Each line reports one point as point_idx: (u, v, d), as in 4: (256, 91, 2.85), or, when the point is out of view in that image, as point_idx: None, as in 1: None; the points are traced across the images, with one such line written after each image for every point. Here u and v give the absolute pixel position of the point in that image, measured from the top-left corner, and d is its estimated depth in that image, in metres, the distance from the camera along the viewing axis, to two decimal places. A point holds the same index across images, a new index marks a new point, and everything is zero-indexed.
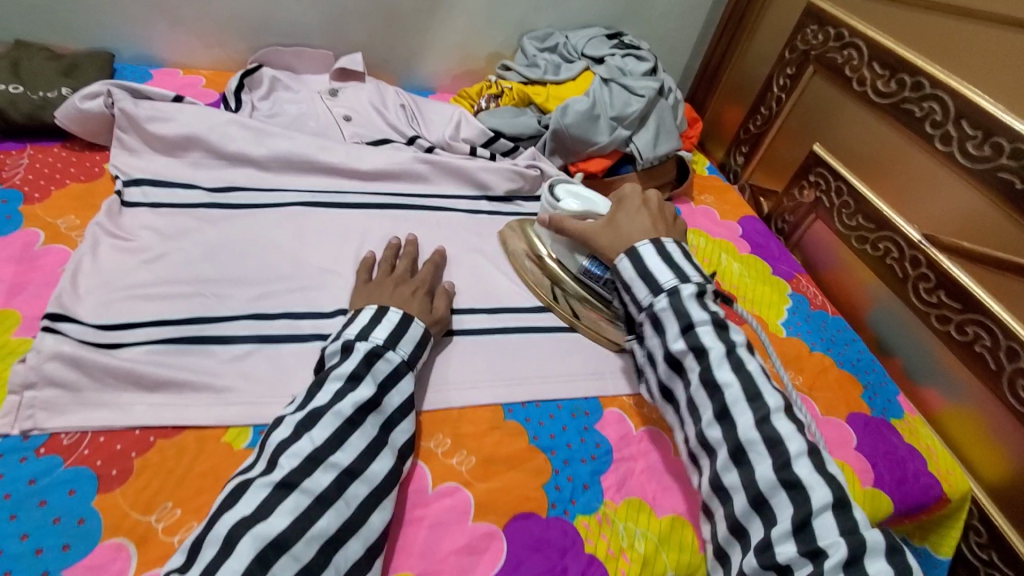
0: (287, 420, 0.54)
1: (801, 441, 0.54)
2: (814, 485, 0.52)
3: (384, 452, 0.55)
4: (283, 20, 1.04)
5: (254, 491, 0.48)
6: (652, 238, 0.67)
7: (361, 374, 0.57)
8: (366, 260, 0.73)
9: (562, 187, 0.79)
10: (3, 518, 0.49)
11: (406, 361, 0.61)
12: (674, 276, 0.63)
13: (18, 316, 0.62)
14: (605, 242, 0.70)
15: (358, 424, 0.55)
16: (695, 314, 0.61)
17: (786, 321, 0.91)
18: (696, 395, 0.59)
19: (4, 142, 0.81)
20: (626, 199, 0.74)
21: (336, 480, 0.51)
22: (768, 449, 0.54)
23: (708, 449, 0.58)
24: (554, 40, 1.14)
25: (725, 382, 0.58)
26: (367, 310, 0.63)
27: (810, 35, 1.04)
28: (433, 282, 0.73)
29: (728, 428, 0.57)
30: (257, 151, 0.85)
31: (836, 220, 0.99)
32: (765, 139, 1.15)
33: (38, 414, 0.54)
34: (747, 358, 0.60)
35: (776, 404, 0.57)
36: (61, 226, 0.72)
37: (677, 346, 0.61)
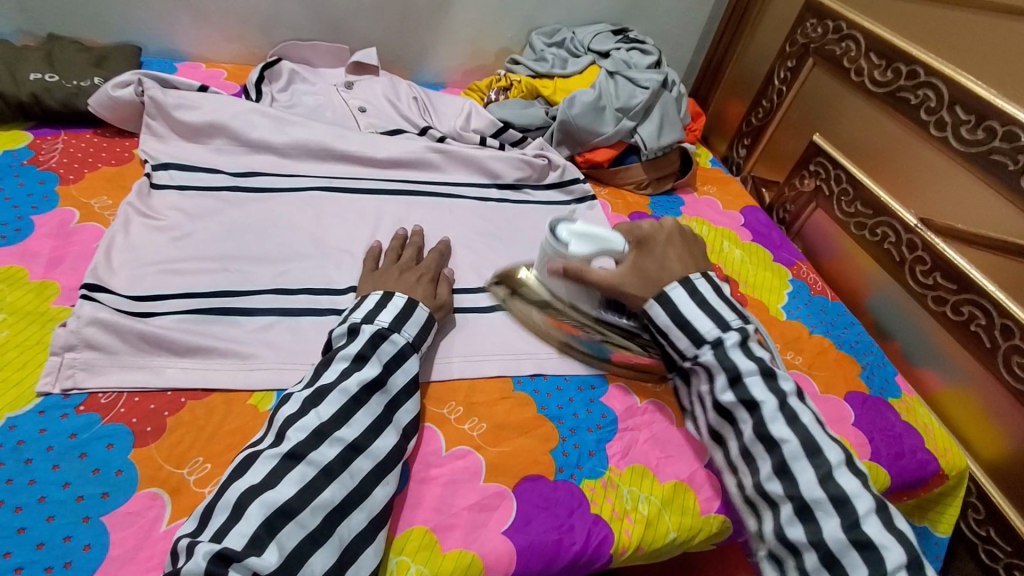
0: (294, 397, 0.56)
1: (869, 499, 0.54)
2: (887, 545, 0.52)
3: (388, 429, 0.57)
4: (301, 16, 1.08)
5: (261, 463, 0.50)
6: (682, 280, 0.66)
7: (366, 355, 0.59)
8: (372, 248, 0.75)
9: (565, 229, 0.72)
10: (47, 468, 0.52)
11: (411, 342, 0.63)
12: (716, 326, 0.62)
13: (57, 286, 0.66)
14: (634, 289, 0.67)
15: (363, 403, 0.57)
16: (742, 364, 0.61)
17: (786, 305, 0.94)
18: (751, 446, 0.60)
19: (39, 128, 0.85)
20: (649, 236, 0.70)
21: (341, 454, 0.53)
22: (835, 508, 0.55)
23: (770, 501, 0.59)
24: (561, 35, 1.17)
25: (781, 437, 0.58)
26: (372, 296, 0.65)
27: (809, 28, 1.07)
28: (437, 268, 0.76)
29: (789, 483, 0.57)
30: (278, 139, 0.89)
31: (835, 207, 1.01)
32: (767, 131, 1.18)
33: (78, 373, 0.58)
34: (800, 408, 0.59)
35: (839, 459, 0.56)
36: (94, 206, 0.76)
37: (726, 397, 0.61)
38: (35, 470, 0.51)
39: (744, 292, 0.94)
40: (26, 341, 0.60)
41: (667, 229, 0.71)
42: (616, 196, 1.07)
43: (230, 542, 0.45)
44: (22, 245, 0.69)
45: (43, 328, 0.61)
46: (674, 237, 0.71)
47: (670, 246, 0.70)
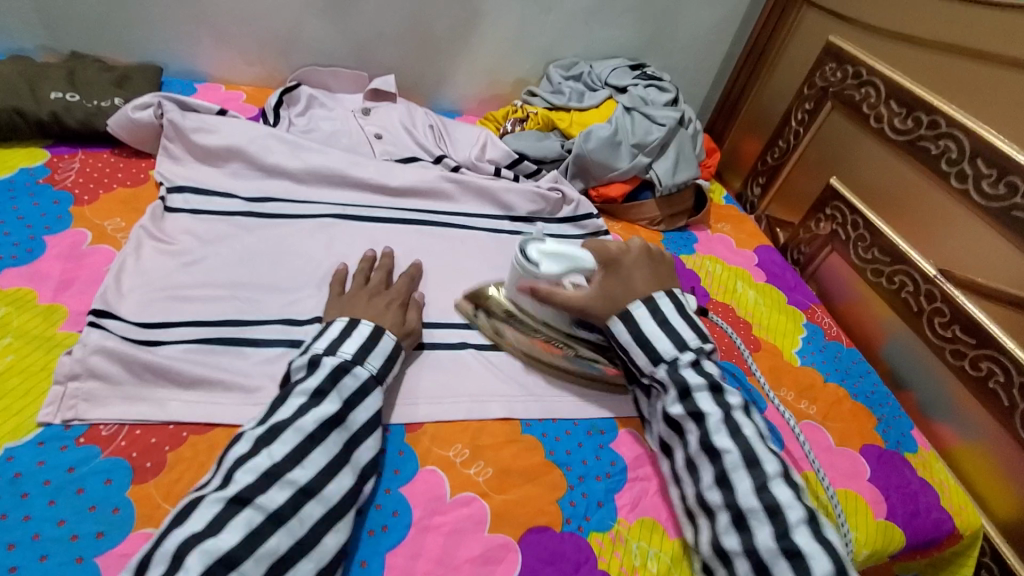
0: (246, 435, 0.54)
1: (801, 509, 0.55)
2: (814, 554, 0.52)
3: (345, 470, 0.55)
4: (322, 42, 1.09)
5: (204, 508, 0.48)
6: (647, 299, 0.67)
7: (325, 391, 0.57)
8: (340, 271, 0.74)
9: (535, 248, 0.72)
10: (42, 504, 0.50)
11: (375, 375, 0.62)
12: (673, 345, 0.65)
13: (64, 310, 0.65)
14: (603, 311, 0.68)
15: (320, 441, 0.55)
16: (692, 379, 0.63)
17: (801, 350, 0.93)
18: (696, 457, 0.61)
19: (58, 146, 0.85)
20: (617, 258, 0.70)
21: (292, 498, 0.51)
22: (768, 517, 0.55)
23: (708, 511, 0.59)
24: (579, 69, 1.18)
25: (723, 448, 0.59)
26: (338, 323, 0.64)
27: (828, 72, 1.07)
28: (407, 293, 0.75)
29: (726, 493, 0.58)
30: (293, 164, 0.89)
31: (852, 252, 1.00)
32: (782, 172, 1.17)
33: (80, 404, 0.57)
34: (744, 421, 0.61)
35: (775, 471, 0.57)
36: (108, 227, 0.76)
37: (675, 409, 0.63)
38: (30, 506, 0.50)
39: (758, 335, 0.93)
40: (30, 367, 0.59)
41: (634, 250, 0.71)
42: (630, 231, 1.06)
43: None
44: (33, 266, 0.68)
45: (48, 354, 0.61)
46: (641, 257, 0.71)
47: (637, 268, 0.70)
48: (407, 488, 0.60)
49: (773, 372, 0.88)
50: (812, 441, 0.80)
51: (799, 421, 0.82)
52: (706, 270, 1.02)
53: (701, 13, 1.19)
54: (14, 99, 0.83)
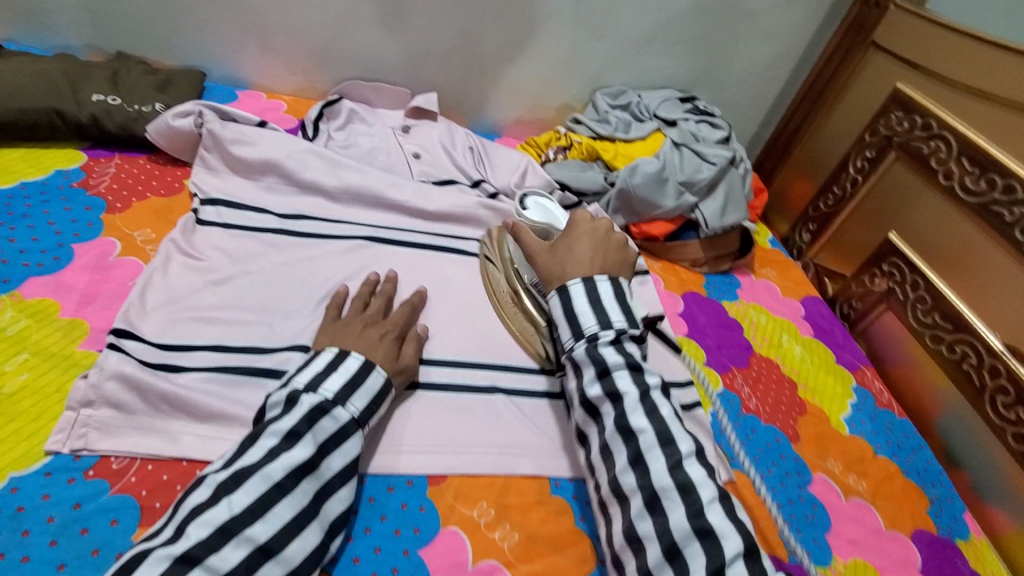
0: (208, 480, 0.49)
1: (713, 488, 0.52)
2: (726, 532, 0.49)
3: (312, 525, 0.51)
4: (368, 55, 1.07)
5: (146, 566, 0.42)
6: (586, 277, 0.65)
7: (300, 433, 0.53)
8: (339, 293, 0.70)
9: (533, 200, 0.95)
10: (43, 544, 0.47)
11: (356, 418, 0.58)
12: (596, 321, 0.62)
13: (86, 327, 0.62)
14: (539, 262, 0.70)
15: (288, 491, 0.51)
16: (610, 358, 0.60)
17: (849, 417, 0.86)
18: (611, 441, 0.57)
19: (95, 149, 0.84)
20: (573, 222, 0.72)
21: (247, 557, 0.47)
22: (681, 496, 0.52)
23: (621, 498, 0.55)
24: (626, 98, 1.14)
25: (638, 428, 0.56)
26: (323, 356, 0.60)
27: (894, 120, 1.01)
28: (406, 324, 0.70)
29: (640, 474, 0.54)
30: (330, 182, 0.86)
31: (909, 314, 0.94)
32: (836, 220, 1.11)
33: (91, 434, 0.54)
34: (661, 402, 0.58)
35: (689, 450, 0.55)
36: (137, 238, 0.73)
37: (592, 390, 0.59)
38: (30, 546, 0.47)
39: (804, 396, 0.87)
40: (44, 388, 0.56)
41: (593, 223, 0.72)
42: (669, 271, 1.01)
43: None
44: (58, 276, 0.66)
45: (65, 374, 0.58)
46: (597, 229, 0.72)
47: (591, 239, 0.70)
48: (426, 551, 0.56)
49: (822, 440, 0.82)
50: (861, 521, 0.73)
51: (848, 497, 0.76)
52: (749, 320, 0.97)
53: (758, 49, 1.14)
54: (55, 99, 0.81)
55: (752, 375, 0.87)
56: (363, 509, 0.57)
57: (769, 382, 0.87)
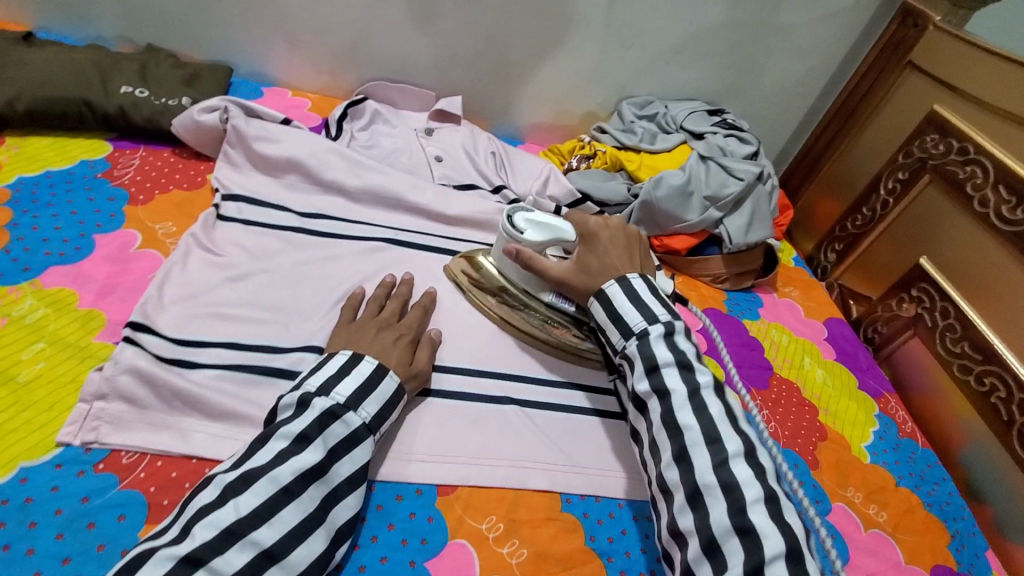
0: (215, 481, 0.49)
1: (759, 487, 0.51)
2: (769, 533, 0.48)
3: (318, 532, 0.50)
4: (395, 57, 1.06)
5: (149, 566, 0.42)
6: (619, 277, 0.64)
7: (310, 437, 0.52)
8: (355, 294, 0.69)
9: (521, 217, 0.73)
10: (48, 537, 0.47)
11: (367, 424, 0.57)
12: (642, 317, 0.61)
13: (103, 318, 0.62)
14: (581, 283, 0.67)
15: (294, 496, 0.50)
16: (661, 355, 0.58)
17: (871, 446, 0.83)
18: (658, 436, 0.56)
19: (121, 141, 0.84)
20: (594, 233, 0.68)
21: (252, 561, 0.46)
22: (723, 493, 0.51)
23: (666, 492, 0.54)
24: (653, 109, 1.12)
25: (685, 425, 0.55)
26: (337, 358, 0.59)
27: (929, 142, 0.98)
28: (420, 328, 0.69)
29: (684, 470, 0.53)
30: (351, 182, 0.86)
31: (937, 342, 0.91)
32: (863, 241, 1.09)
33: (103, 427, 0.54)
34: (711, 401, 0.56)
35: (736, 449, 0.53)
36: (158, 231, 0.73)
37: (641, 386, 0.58)
38: (36, 538, 0.46)
39: (825, 421, 0.85)
40: (60, 378, 0.56)
41: (612, 226, 0.70)
42: (690, 286, 1.00)
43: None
44: (79, 265, 0.66)
45: (80, 365, 0.58)
46: (618, 234, 0.70)
47: (614, 243, 0.68)
48: (433, 563, 0.54)
49: (841, 467, 0.79)
50: (881, 555, 0.71)
51: (867, 529, 0.73)
52: (771, 340, 0.94)
53: (790, 64, 1.12)
54: (85, 90, 0.82)
55: (771, 396, 0.85)
56: (371, 517, 0.56)
57: (789, 406, 0.85)
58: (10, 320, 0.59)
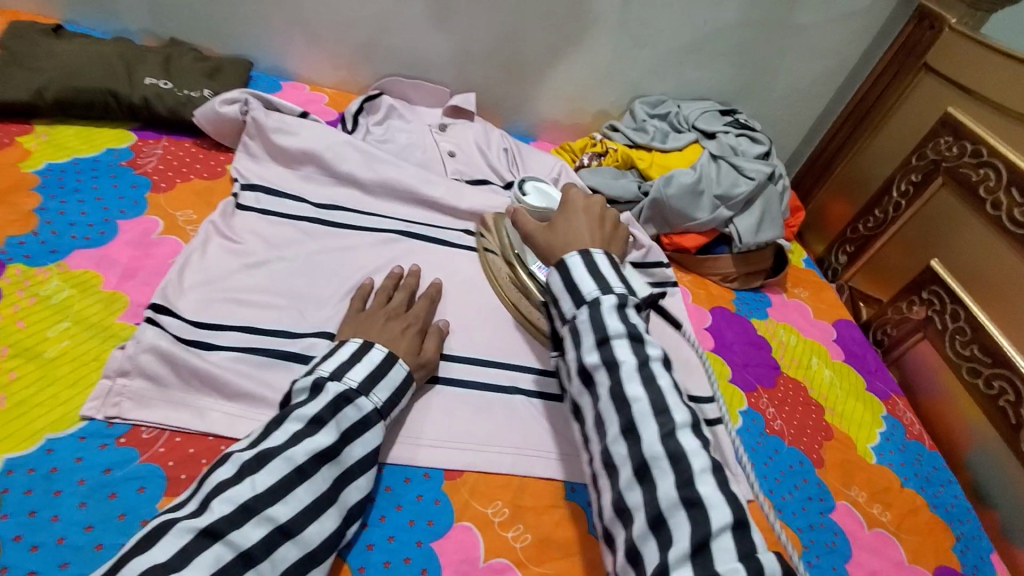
0: (233, 458, 0.50)
1: (706, 457, 0.50)
2: (715, 504, 0.47)
3: (331, 511, 0.52)
4: (411, 53, 1.08)
5: (170, 537, 0.44)
6: (583, 250, 0.62)
7: (324, 420, 0.54)
8: (364, 285, 0.71)
9: (530, 183, 0.90)
10: (72, 505, 0.49)
11: (379, 409, 0.58)
12: (596, 287, 0.59)
13: (126, 300, 0.64)
14: (541, 242, 0.68)
15: (308, 475, 0.51)
16: (611, 325, 0.57)
17: (877, 447, 0.83)
18: (605, 410, 0.54)
19: (145, 130, 0.87)
20: (569, 199, 0.71)
21: (266, 536, 0.48)
22: (670, 465, 0.49)
23: (611, 469, 0.53)
24: (666, 108, 1.12)
25: (633, 397, 0.53)
26: (349, 345, 0.60)
27: (943, 145, 0.98)
28: (427, 318, 0.70)
29: (632, 443, 0.52)
30: (365, 174, 0.88)
31: (947, 344, 0.91)
32: (875, 243, 1.08)
33: (125, 403, 0.56)
34: (660, 372, 0.55)
35: (684, 419, 0.52)
36: (179, 219, 0.75)
37: (590, 358, 0.57)
38: (61, 506, 0.49)
39: (831, 421, 0.85)
40: (83, 355, 0.58)
41: (587, 199, 0.72)
42: (699, 285, 1.00)
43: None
44: (103, 249, 0.68)
45: (103, 344, 0.60)
46: (591, 206, 0.71)
47: (585, 214, 0.69)
48: (439, 545, 0.56)
49: (846, 467, 0.79)
50: (883, 553, 0.71)
51: (870, 528, 0.73)
52: (779, 340, 0.95)
53: (805, 65, 1.12)
54: (111, 80, 0.84)
55: (778, 394, 0.86)
56: (381, 498, 0.58)
57: (795, 404, 0.85)
58: (37, 299, 0.61)
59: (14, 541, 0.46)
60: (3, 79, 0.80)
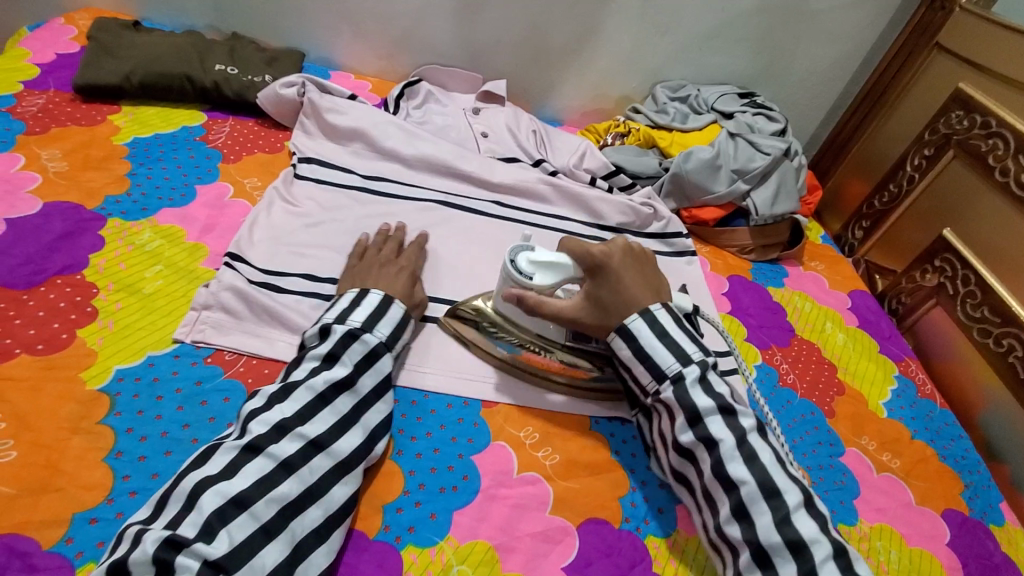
0: (262, 392, 0.57)
1: (827, 543, 0.53)
2: None
3: (354, 429, 0.58)
4: (446, 43, 1.17)
5: (220, 454, 0.51)
6: (642, 311, 0.64)
7: (337, 355, 0.60)
8: (359, 242, 0.76)
9: (523, 258, 0.67)
10: (174, 407, 0.58)
11: (385, 342, 0.63)
12: (677, 360, 0.61)
13: (206, 250, 0.74)
14: (593, 320, 0.65)
15: (329, 401, 0.58)
16: (701, 402, 0.60)
17: (888, 402, 0.88)
18: (710, 487, 0.58)
19: (214, 112, 0.97)
20: (602, 263, 0.65)
21: (301, 449, 0.54)
22: (792, 554, 0.53)
23: (731, 547, 0.56)
24: (686, 91, 1.18)
25: (739, 478, 0.56)
26: (347, 295, 0.66)
27: (954, 119, 1.02)
28: (417, 264, 0.76)
29: (746, 526, 0.55)
30: (407, 151, 0.96)
31: (958, 308, 0.95)
32: (890, 216, 1.12)
33: (208, 330, 0.65)
34: (760, 446, 0.58)
35: (796, 501, 0.55)
36: (246, 184, 0.85)
37: (685, 437, 0.60)
38: (164, 407, 0.58)
39: (843, 378, 0.89)
40: (175, 292, 0.68)
41: (618, 251, 0.66)
42: (717, 256, 1.06)
43: (182, 529, 0.46)
44: (184, 209, 0.78)
45: (190, 284, 0.70)
46: (627, 258, 0.66)
47: (625, 269, 0.65)
48: (478, 458, 0.63)
49: (852, 417, 0.84)
50: (892, 494, 0.76)
51: (879, 472, 0.78)
52: (794, 306, 0.99)
53: (820, 49, 1.17)
54: (186, 67, 0.95)
55: (790, 354, 0.91)
56: (427, 418, 0.66)
57: (809, 362, 0.90)
58: (134, 246, 0.71)
59: (127, 432, 0.55)
60: (96, 66, 0.91)
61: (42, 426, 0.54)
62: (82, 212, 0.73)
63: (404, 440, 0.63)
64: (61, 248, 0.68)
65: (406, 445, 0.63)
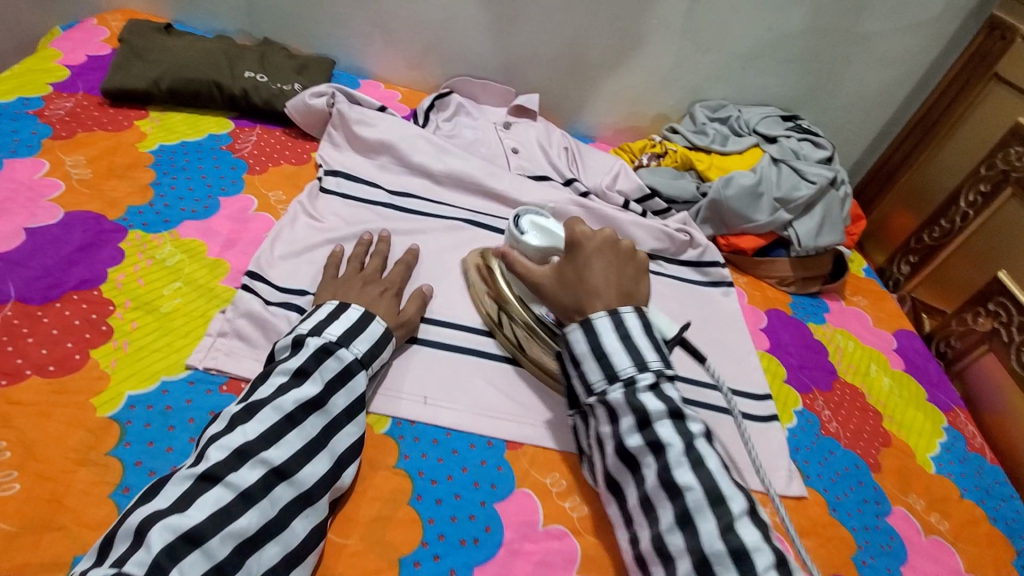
0: (223, 415, 0.53)
1: (769, 552, 0.49)
2: None
3: (321, 454, 0.54)
4: (477, 54, 1.13)
5: (171, 485, 0.47)
6: (609, 311, 0.61)
7: (308, 371, 0.56)
8: (336, 252, 0.72)
9: (528, 219, 0.76)
10: (184, 440, 0.55)
11: (360, 359, 0.60)
12: (631, 363, 0.58)
13: (227, 266, 0.72)
14: (555, 295, 0.65)
15: (297, 423, 0.54)
16: (651, 406, 0.56)
17: (937, 456, 0.82)
18: (652, 493, 0.54)
19: (241, 120, 0.95)
20: (579, 242, 0.65)
21: (263, 477, 0.50)
22: (734, 563, 0.49)
23: (667, 560, 0.52)
24: (726, 112, 1.13)
25: (685, 484, 0.53)
26: (325, 307, 0.63)
27: (1014, 155, 0.97)
28: (404, 283, 0.73)
29: (689, 535, 0.51)
30: (435, 166, 0.93)
31: (1014, 356, 0.89)
32: (941, 253, 1.07)
33: (221, 357, 0.62)
34: (706, 453, 0.55)
35: (741, 509, 0.52)
36: (271, 199, 0.83)
37: (632, 441, 0.56)
38: (175, 439, 0.55)
39: (890, 428, 0.84)
40: (193, 312, 0.66)
41: (600, 239, 0.66)
42: (755, 287, 1.01)
43: (128, 566, 0.43)
44: (207, 222, 0.76)
45: (210, 304, 0.67)
46: (606, 248, 0.65)
47: (597, 257, 0.65)
48: (501, 506, 0.59)
49: (902, 472, 0.78)
50: (941, 561, 0.70)
51: (927, 535, 0.72)
52: (836, 345, 0.94)
53: (868, 72, 1.11)
54: (216, 74, 0.93)
55: (831, 397, 0.85)
56: (447, 460, 0.62)
57: (852, 408, 0.85)
58: (153, 261, 0.69)
59: (135, 465, 0.53)
60: (125, 69, 0.90)
61: (49, 456, 0.51)
62: (103, 222, 0.71)
63: (422, 484, 0.59)
64: (79, 261, 0.66)
65: (425, 489, 0.59)
